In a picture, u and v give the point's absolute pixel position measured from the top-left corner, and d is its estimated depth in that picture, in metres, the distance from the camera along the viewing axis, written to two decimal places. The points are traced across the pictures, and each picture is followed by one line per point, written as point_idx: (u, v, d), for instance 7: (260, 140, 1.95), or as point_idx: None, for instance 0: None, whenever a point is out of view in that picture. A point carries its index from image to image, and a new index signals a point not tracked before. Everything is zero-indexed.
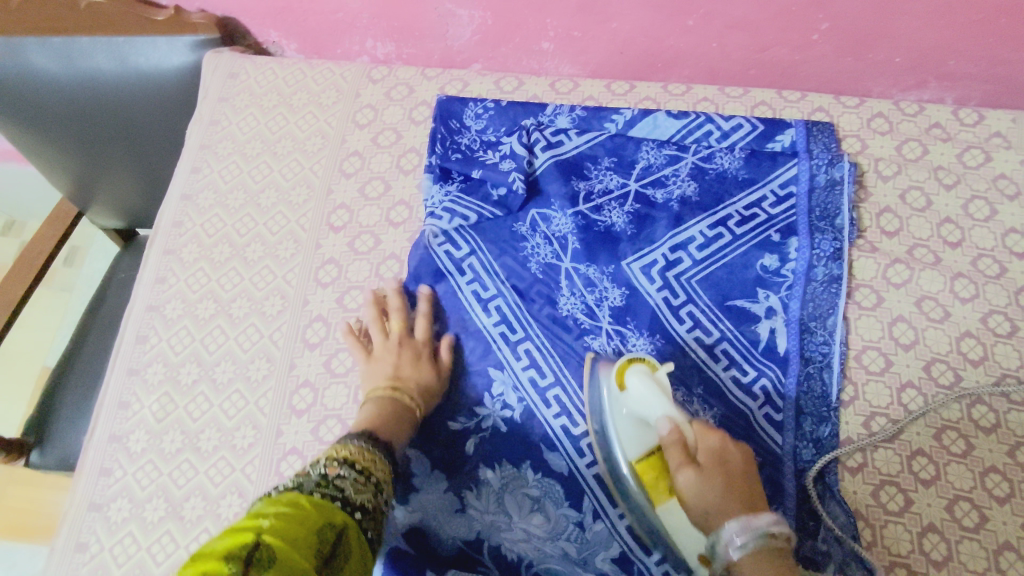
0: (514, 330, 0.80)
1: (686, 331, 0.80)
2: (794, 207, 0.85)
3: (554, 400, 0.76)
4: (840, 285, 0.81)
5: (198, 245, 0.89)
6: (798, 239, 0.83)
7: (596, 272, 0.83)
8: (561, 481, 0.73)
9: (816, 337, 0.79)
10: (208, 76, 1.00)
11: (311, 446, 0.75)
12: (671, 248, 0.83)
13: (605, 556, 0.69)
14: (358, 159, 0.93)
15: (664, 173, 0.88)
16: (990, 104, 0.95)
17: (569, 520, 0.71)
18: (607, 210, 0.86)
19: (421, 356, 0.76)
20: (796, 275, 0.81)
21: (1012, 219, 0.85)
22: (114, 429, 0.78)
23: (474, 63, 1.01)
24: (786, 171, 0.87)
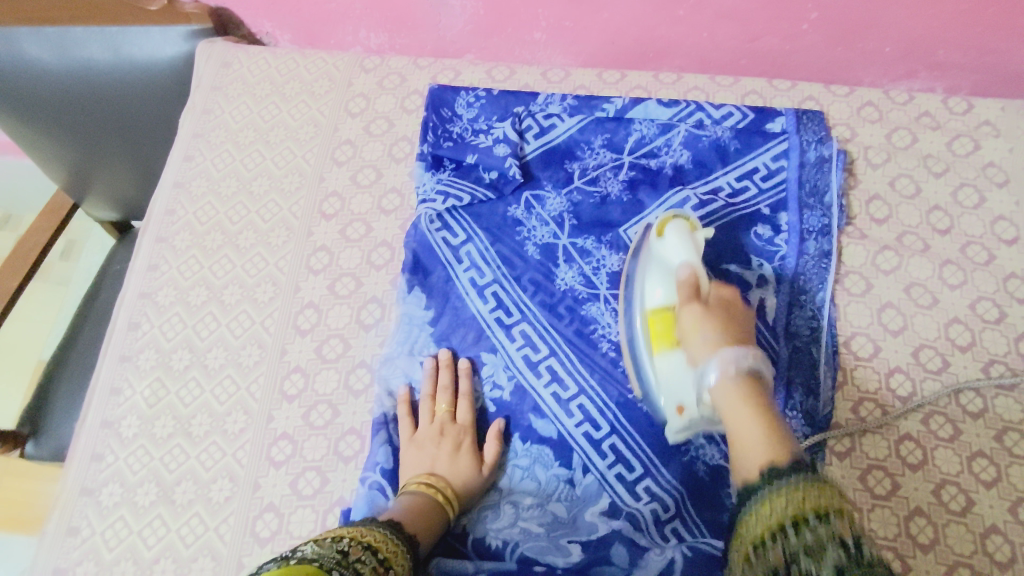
0: (511, 312, 0.80)
1: None
2: (784, 182, 0.86)
3: (548, 370, 0.77)
4: (832, 258, 0.82)
5: (190, 232, 0.89)
6: (788, 212, 0.84)
7: (592, 241, 0.83)
8: (551, 443, 0.74)
9: (807, 309, 0.80)
10: (201, 65, 1.01)
11: (302, 431, 0.76)
12: (665, 212, 0.84)
13: (595, 510, 0.70)
14: (350, 148, 0.93)
15: (657, 145, 0.89)
16: (980, 94, 0.95)
17: (560, 480, 0.72)
18: (602, 180, 0.87)
19: (464, 445, 0.72)
20: (789, 244, 0.83)
21: (1000, 206, 0.86)
22: (106, 414, 0.79)
23: (467, 53, 1.02)
24: (776, 146, 0.88)
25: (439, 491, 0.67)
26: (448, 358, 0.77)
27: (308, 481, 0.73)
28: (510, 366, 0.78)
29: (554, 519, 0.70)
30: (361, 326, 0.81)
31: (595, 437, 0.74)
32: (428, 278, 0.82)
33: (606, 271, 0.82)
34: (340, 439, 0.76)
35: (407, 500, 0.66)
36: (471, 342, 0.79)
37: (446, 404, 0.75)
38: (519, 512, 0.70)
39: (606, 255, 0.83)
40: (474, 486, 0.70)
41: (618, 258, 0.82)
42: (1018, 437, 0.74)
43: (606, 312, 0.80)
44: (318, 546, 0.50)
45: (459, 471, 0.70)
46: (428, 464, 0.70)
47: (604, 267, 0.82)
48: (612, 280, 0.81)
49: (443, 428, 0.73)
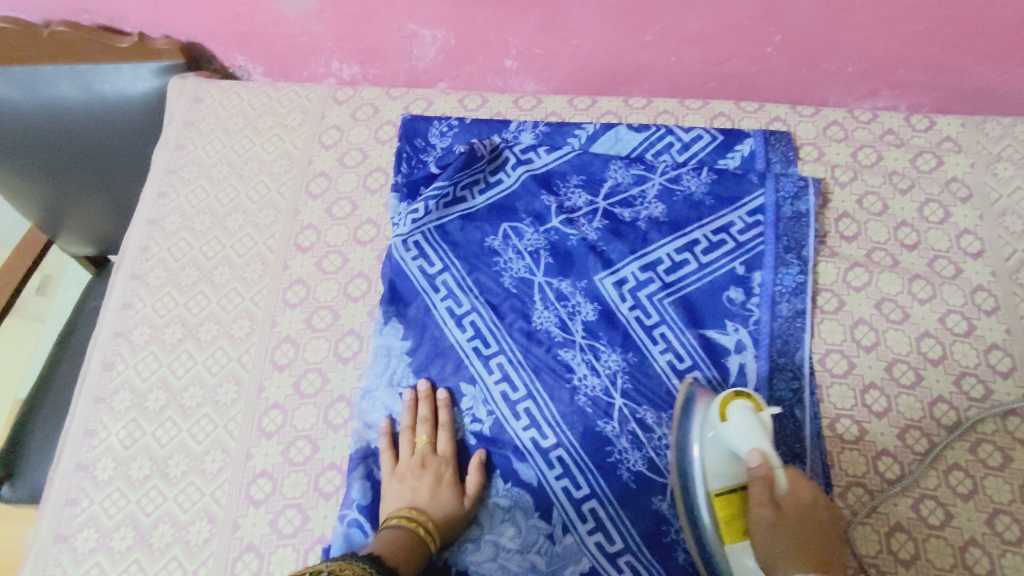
0: (489, 344, 0.80)
1: (659, 352, 0.80)
2: (761, 234, 0.85)
3: (525, 413, 0.77)
4: (806, 318, 0.81)
5: (164, 269, 0.88)
6: (763, 272, 0.83)
7: (568, 286, 0.83)
8: (531, 492, 0.74)
9: (785, 373, 0.79)
10: (173, 101, 1.00)
11: (282, 468, 0.75)
12: (641, 268, 0.84)
13: (575, 569, 0.70)
14: (325, 179, 0.93)
15: (631, 194, 0.89)
16: (941, 110, 0.98)
17: (540, 532, 0.72)
18: (578, 224, 0.87)
19: (445, 478, 0.72)
20: (762, 306, 0.81)
21: (965, 220, 0.88)
22: (80, 458, 0.78)
23: (440, 82, 1.03)
24: (753, 199, 0.87)
25: (420, 524, 0.67)
26: (427, 389, 0.77)
27: (288, 520, 0.73)
28: (488, 401, 0.78)
29: (532, 569, 0.70)
30: (338, 359, 0.81)
31: (575, 495, 0.73)
32: (406, 308, 0.82)
33: (582, 320, 0.81)
34: (320, 474, 0.75)
35: (389, 535, 0.65)
36: (450, 376, 0.79)
37: (426, 435, 0.74)
38: (499, 552, 0.71)
39: (583, 303, 0.82)
40: (455, 519, 0.70)
41: (594, 310, 0.82)
42: (992, 450, 0.75)
43: (580, 361, 0.79)
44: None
45: (439, 504, 0.70)
46: (409, 497, 0.70)
47: (580, 316, 0.82)
48: (588, 330, 0.81)
49: (424, 459, 0.73)
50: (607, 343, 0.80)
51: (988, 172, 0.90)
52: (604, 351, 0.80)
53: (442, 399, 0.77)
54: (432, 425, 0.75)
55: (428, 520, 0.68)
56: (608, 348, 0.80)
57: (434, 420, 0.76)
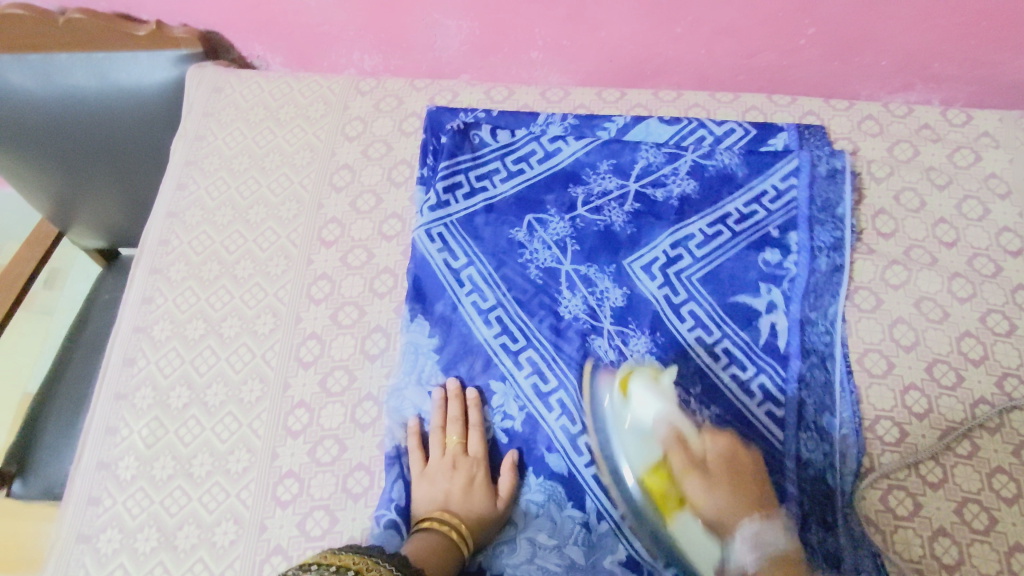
0: (518, 341, 0.78)
1: (688, 330, 0.79)
2: (794, 203, 0.84)
3: (557, 403, 0.75)
4: (842, 274, 0.81)
5: (186, 263, 0.86)
6: (798, 233, 0.83)
7: (595, 270, 0.82)
8: (563, 482, 0.71)
9: (817, 330, 0.79)
10: (192, 90, 0.98)
11: (309, 468, 0.73)
12: (671, 245, 0.83)
13: (612, 559, 0.68)
14: (349, 172, 0.91)
15: (664, 172, 0.87)
16: (977, 105, 0.96)
17: (575, 522, 0.70)
18: (607, 210, 0.85)
19: (478, 478, 0.70)
20: (799, 267, 0.81)
21: (1004, 218, 0.86)
22: (102, 456, 0.76)
23: (463, 73, 1.00)
24: (786, 164, 0.86)
25: (453, 528, 0.65)
26: (457, 388, 0.75)
27: (316, 521, 0.71)
28: (519, 397, 0.76)
29: (571, 565, 0.67)
30: (365, 356, 0.79)
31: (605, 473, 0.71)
32: (432, 305, 0.80)
33: (610, 306, 0.80)
34: (348, 475, 0.73)
35: (423, 539, 0.64)
36: (480, 373, 0.77)
37: (458, 435, 0.73)
38: (535, 550, 0.69)
39: (611, 289, 0.81)
40: (488, 519, 0.68)
41: (623, 295, 0.81)
42: None
43: (611, 345, 0.77)
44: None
45: (473, 505, 0.68)
46: (442, 497, 0.69)
47: (608, 301, 0.80)
48: (617, 316, 0.79)
49: (455, 461, 0.71)
50: (636, 327, 0.79)
51: None
52: (633, 335, 0.78)
53: (473, 397, 0.75)
54: (462, 426, 0.73)
55: (459, 525, 0.66)
56: (637, 331, 0.78)
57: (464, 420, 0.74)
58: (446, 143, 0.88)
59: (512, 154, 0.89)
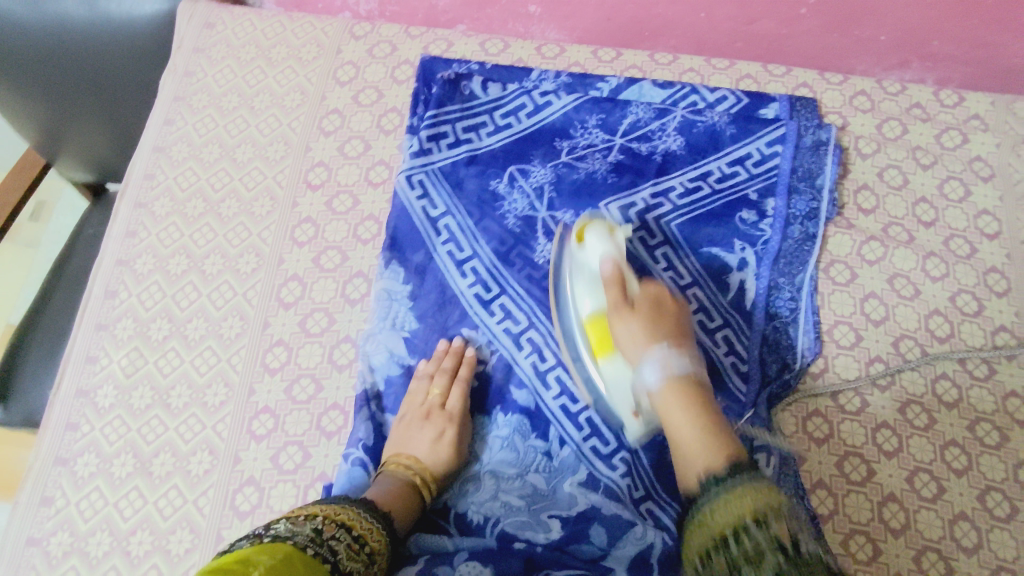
0: (491, 288, 0.79)
1: (661, 271, 0.81)
2: (776, 168, 0.85)
3: (528, 342, 0.77)
4: (816, 242, 0.83)
5: (170, 199, 0.86)
6: (776, 199, 0.84)
7: (572, 216, 0.83)
8: (529, 415, 0.74)
9: (783, 294, 0.80)
10: (183, 24, 0.96)
11: (284, 405, 0.75)
12: (652, 194, 0.84)
13: (573, 480, 0.70)
14: (338, 117, 0.91)
15: (651, 128, 0.88)
16: (970, 87, 0.96)
17: (537, 451, 0.72)
18: (589, 159, 0.86)
19: (447, 434, 0.70)
20: (773, 229, 0.83)
21: (984, 201, 0.87)
22: (81, 383, 0.77)
23: (459, 24, 0.99)
24: (773, 132, 0.87)
25: (416, 474, 0.67)
26: (441, 343, 0.77)
27: (289, 456, 0.73)
28: (491, 340, 0.78)
29: (533, 491, 0.70)
30: (345, 301, 0.80)
31: (570, 409, 0.74)
32: (409, 255, 0.81)
33: None
34: (323, 414, 0.75)
35: (384, 482, 0.66)
36: (453, 321, 0.78)
37: (440, 387, 0.73)
38: (499, 485, 0.70)
39: None
40: (451, 471, 0.70)
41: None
42: (989, 428, 0.75)
43: None
44: (293, 525, 0.51)
45: (440, 456, 0.69)
46: (412, 447, 0.70)
47: None
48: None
49: (429, 412, 0.72)
50: None
51: (1013, 153, 0.89)
52: None
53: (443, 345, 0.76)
54: (430, 374, 0.75)
55: (422, 471, 0.68)
56: None
57: (430, 367, 0.75)
58: (436, 91, 0.88)
59: (501, 108, 0.89)
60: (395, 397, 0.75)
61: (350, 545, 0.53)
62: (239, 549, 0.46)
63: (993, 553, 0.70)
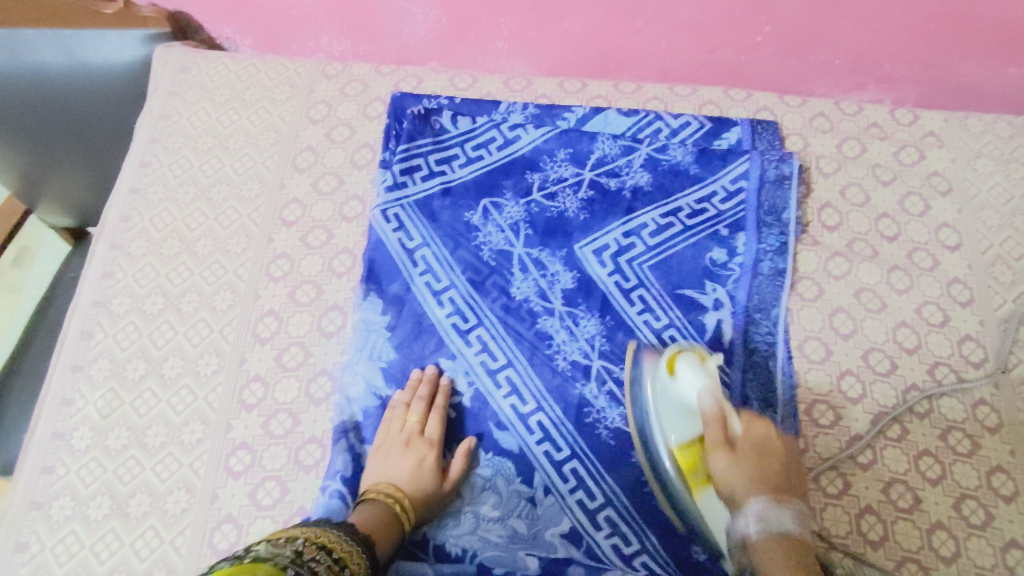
0: (471, 325, 0.80)
1: (637, 314, 0.81)
2: (743, 203, 0.87)
3: (505, 380, 0.78)
4: (786, 278, 0.83)
5: (147, 239, 0.87)
6: (747, 234, 0.85)
7: (547, 255, 0.84)
8: (512, 458, 0.74)
9: (760, 328, 0.81)
10: (158, 70, 0.99)
11: (261, 440, 0.75)
12: (624, 233, 0.85)
13: (555, 531, 0.71)
14: (312, 154, 0.92)
15: (618, 164, 0.90)
16: (926, 106, 0.99)
17: (521, 497, 0.72)
18: (561, 197, 0.88)
19: (427, 461, 0.71)
20: (743, 267, 0.84)
21: (944, 214, 0.89)
22: (56, 426, 0.77)
23: (430, 61, 1.02)
24: (737, 167, 0.89)
25: (397, 500, 0.67)
26: (422, 374, 0.77)
27: (267, 492, 0.73)
28: (467, 373, 0.78)
29: (512, 534, 0.70)
30: (321, 333, 0.81)
31: (556, 457, 0.74)
32: (386, 287, 0.82)
33: (561, 288, 0.82)
34: (300, 447, 0.75)
35: (365, 509, 0.66)
36: (431, 354, 0.79)
37: (417, 415, 0.74)
38: (479, 521, 0.71)
39: (561, 272, 0.83)
40: (432, 500, 0.70)
41: (573, 278, 0.83)
42: (961, 436, 0.76)
43: (560, 327, 0.80)
44: (272, 547, 0.51)
45: (420, 483, 0.69)
46: (391, 473, 0.70)
47: (559, 284, 0.82)
48: (566, 297, 0.82)
49: (409, 439, 0.72)
50: (586, 308, 0.81)
51: (968, 168, 0.92)
52: (583, 316, 0.81)
53: (427, 374, 0.77)
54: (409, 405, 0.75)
55: (400, 501, 0.67)
56: (587, 313, 0.81)
57: (410, 400, 0.75)
58: (407, 126, 0.91)
59: (471, 140, 0.91)
60: (371, 429, 0.75)
61: (330, 567, 0.53)
62: (218, 569, 0.46)
63: (972, 563, 0.70)
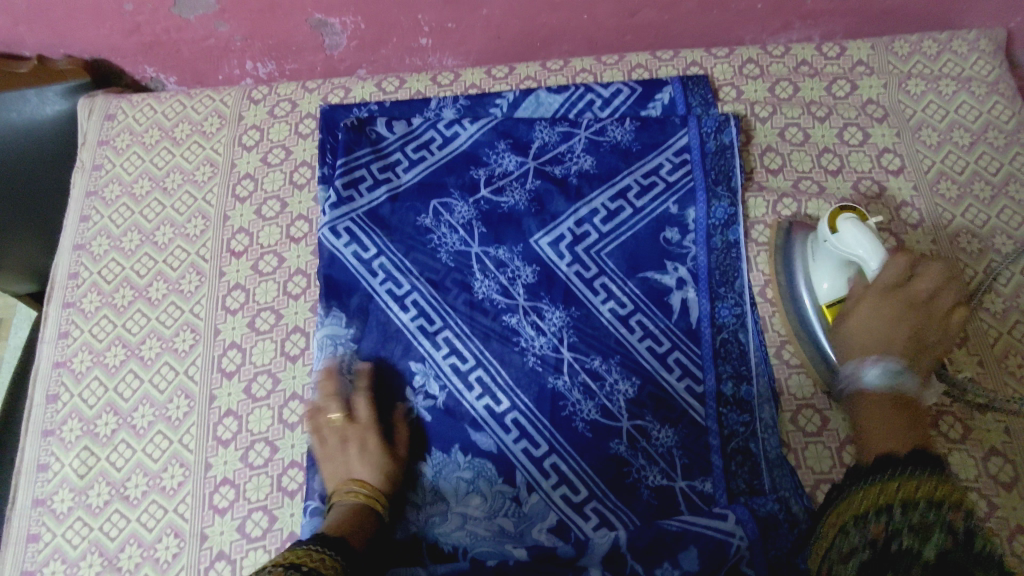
0: (438, 330, 0.80)
1: (602, 302, 0.80)
2: (691, 172, 0.86)
3: (477, 382, 0.77)
4: (739, 249, 0.82)
5: (98, 293, 0.87)
6: (696, 207, 0.84)
7: (505, 253, 0.83)
8: (492, 459, 0.74)
9: (726, 302, 0.80)
10: (84, 121, 0.98)
11: (243, 473, 0.75)
12: (577, 223, 0.84)
13: (542, 527, 0.72)
14: (251, 181, 0.92)
15: (559, 152, 0.88)
16: (854, 36, 0.99)
17: (505, 496, 0.73)
18: (508, 191, 0.86)
19: (371, 441, 0.72)
20: (697, 244, 0.82)
21: (883, 139, 0.90)
22: (36, 493, 0.76)
23: (358, 69, 1.02)
24: (678, 139, 0.87)
25: (364, 495, 0.68)
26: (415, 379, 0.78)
27: (255, 522, 0.73)
28: (439, 376, 0.78)
29: (500, 532, 0.72)
30: (286, 357, 0.80)
31: (534, 453, 0.74)
32: (346, 299, 0.81)
33: (522, 283, 0.82)
34: (283, 473, 0.75)
35: (339, 515, 0.67)
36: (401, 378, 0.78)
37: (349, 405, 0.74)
38: (466, 520, 0.72)
39: (520, 267, 0.82)
40: (392, 475, 0.71)
41: (533, 271, 0.82)
42: None
43: (526, 323, 0.80)
44: None
45: (376, 468, 0.71)
46: (350, 472, 0.71)
47: (519, 279, 0.82)
48: (530, 292, 0.81)
49: (347, 431, 0.73)
50: (550, 301, 0.81)
51: (900, 90, 0.93)
52: (547, 310, 0.80)
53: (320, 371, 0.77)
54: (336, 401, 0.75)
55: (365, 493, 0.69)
56: (551, 306, 0.80)
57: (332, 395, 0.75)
58: (341, 139, 0.89)
59: (410, 141, 0.90)
60: None
61: None
62: None
63: (955, 477, 0.71)
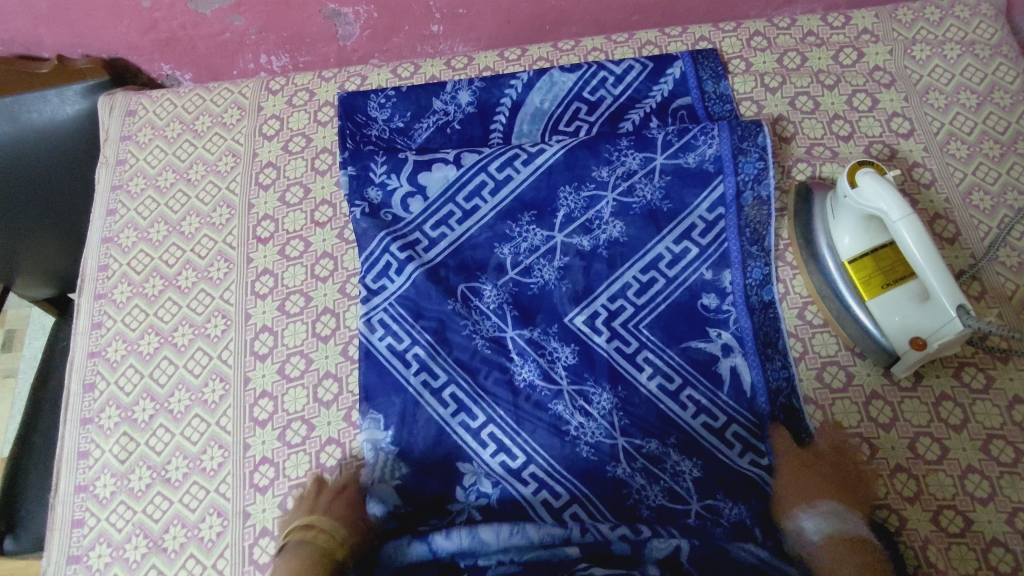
0: (473, 414, 0.76)
1: (608, 344, 0.79)
2: (724, 227, 0.83)
3: (490, 437, 0.76)
4: (775, 308, 0.80)
5: (129, 284, 0.88)
6: (732, 271, 0.81)
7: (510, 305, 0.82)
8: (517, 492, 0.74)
9: (771, 362, 0.78)
10: (105, 117, 1.00)
11: (281, 452, 0.76)
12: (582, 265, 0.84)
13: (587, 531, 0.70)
14: (273, 169, 0.93)
15: (587, 219, 0.85)
16: (856, 6, 1.02)
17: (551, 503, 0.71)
18: (515, 233, 0.85)
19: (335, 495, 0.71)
20: (734, 301, 0.80)
21: (892, 104, 0.92)
22: (78, 479, 0.78)
23: (371, 58, 1.04)
24: (713, 190, 0.84)
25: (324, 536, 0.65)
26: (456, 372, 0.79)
27: None
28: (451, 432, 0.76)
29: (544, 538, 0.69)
30: (318, 338, 0.82)
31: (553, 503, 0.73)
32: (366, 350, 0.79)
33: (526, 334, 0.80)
34: (321, 450, 0.76)
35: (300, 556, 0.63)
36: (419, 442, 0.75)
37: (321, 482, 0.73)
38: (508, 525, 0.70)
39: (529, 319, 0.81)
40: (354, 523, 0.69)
41: (573, 351, 0.79)
42: None
43: (535, 373, 0.78)
44: None
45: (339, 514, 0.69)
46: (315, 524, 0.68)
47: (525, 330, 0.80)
48: (572, 374, 0.78)
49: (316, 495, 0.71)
50: (556, 348, 0.79)
51: (906, 56, 0.94)
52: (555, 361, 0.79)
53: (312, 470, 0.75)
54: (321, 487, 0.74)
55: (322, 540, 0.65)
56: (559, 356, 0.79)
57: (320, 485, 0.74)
58: (357, 173, 0.88)
59: (424, 178, 0.87)
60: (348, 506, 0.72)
61: None
62: None
63: (980, 425, 0.73)
